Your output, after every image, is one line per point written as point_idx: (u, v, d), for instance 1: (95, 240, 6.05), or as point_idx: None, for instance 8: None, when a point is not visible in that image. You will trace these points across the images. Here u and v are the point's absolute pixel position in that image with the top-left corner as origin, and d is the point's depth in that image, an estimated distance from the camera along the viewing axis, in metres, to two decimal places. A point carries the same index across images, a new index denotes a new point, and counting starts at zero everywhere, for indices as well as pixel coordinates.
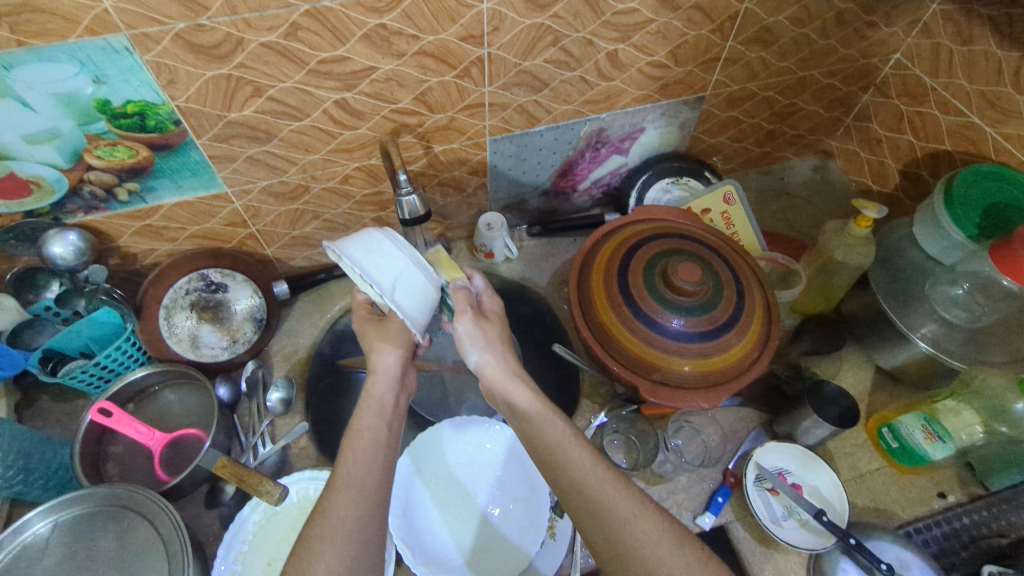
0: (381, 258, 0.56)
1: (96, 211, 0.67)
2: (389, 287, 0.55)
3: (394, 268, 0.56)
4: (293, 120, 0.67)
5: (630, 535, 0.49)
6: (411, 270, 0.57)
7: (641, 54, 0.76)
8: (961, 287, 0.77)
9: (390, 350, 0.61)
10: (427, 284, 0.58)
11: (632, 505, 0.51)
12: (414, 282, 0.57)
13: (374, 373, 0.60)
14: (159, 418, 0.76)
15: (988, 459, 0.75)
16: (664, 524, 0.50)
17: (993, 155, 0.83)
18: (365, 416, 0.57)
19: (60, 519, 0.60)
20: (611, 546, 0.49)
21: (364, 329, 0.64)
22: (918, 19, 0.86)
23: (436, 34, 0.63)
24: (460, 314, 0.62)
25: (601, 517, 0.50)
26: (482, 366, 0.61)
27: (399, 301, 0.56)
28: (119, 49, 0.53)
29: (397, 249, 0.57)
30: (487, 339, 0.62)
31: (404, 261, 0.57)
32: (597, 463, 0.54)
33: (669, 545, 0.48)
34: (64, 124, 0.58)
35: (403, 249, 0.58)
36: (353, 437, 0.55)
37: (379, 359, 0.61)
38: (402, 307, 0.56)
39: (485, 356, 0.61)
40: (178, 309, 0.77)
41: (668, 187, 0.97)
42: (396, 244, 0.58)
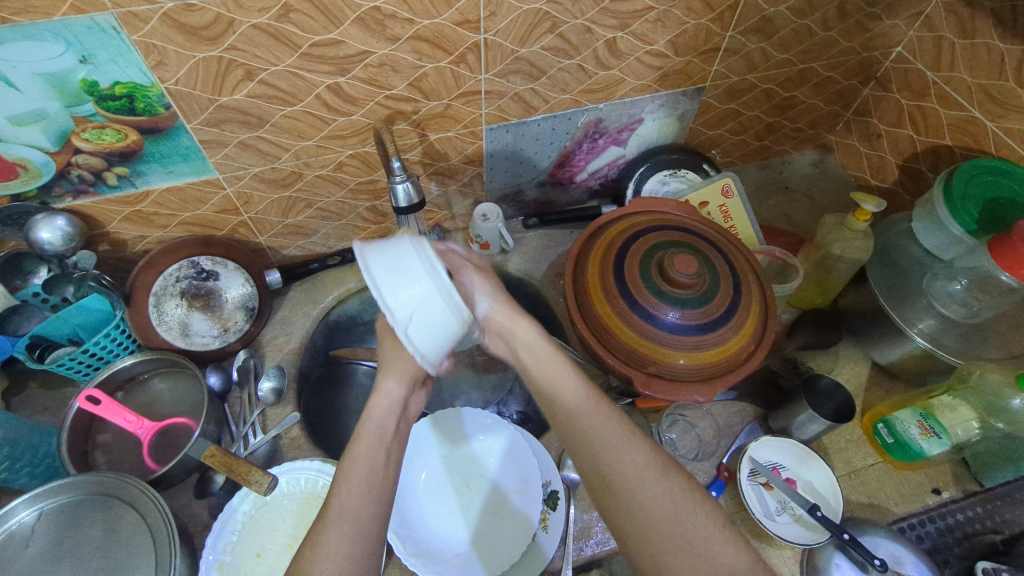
0: (405, 284, 0.49)
1: (84, 196, 0.66)
2: (402, 316, 0.49)
3: (414, 298, 0.49)
4: (285, 105, 0.66)
5: (617, 466, 0.51)
6: (433, 301, 0.49)
7: (640, 42, 0.75)
8: (959, 283, 0.77)
9: (393, 377, 0.59)
10: (451, 320, 0.50)
11: (621, 434, 0.53)
12: (434, 316, 0.49)
13: (375, 395, 0.58)
14: (149, 406, 0.76)
15: (984, 455, 0.74)
16: (651, 456, 0.52)
17: (994, 150, 0.82)
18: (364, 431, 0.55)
19: (45, 508, 0.60)
20: (600, 474, 0.52)
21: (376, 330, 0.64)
22: (919, 12, 0.85)
23: (431, 18, 0.62)
24: (462, 269, 0.60)
25: (591, 448, 0.53)
26: (492, 312, 0.60)
27: (409, 334, 0.49)
28: (106, 27, 0.52)
29: (422, 274, 0.49)
30: (494, 287, 0.61)
31: (428, 289, 0.49)
32: (585, 391, 0.56)
33: (656, 475, 0.51)
34: (50, 105, 0.57)
35: (431, 273, 0.50)
36: (352, 457, 0.53)
37: (381, 389, 0.58)
38: (411, 339, 0.50)
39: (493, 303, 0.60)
40: (167, 296, 0.76)
41: (666, 179, 0.95)
42: (424, 267, 0.50)
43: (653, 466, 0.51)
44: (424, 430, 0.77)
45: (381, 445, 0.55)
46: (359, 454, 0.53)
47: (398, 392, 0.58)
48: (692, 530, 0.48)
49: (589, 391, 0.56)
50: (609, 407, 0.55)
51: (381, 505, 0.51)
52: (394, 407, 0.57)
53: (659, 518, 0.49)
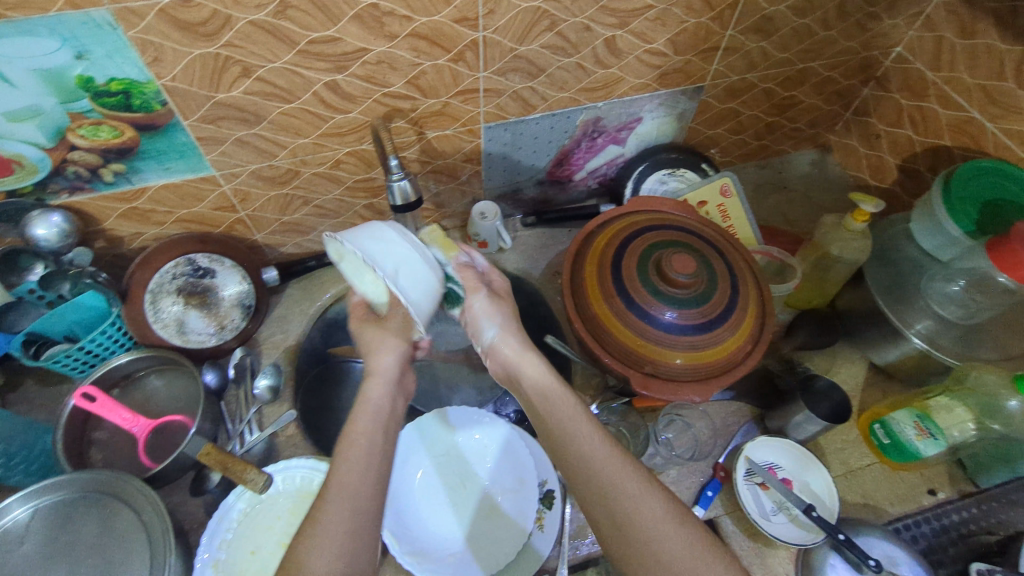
0: (384, 246, 0.57)
1: (80, 192, 0.66)
2: (391, 270, 0.56)
3: (396, 255, 0.57)
4: (283, 102, 0.66)
5: (634, 516, 0.50)
6: (412, 257, 0.59)
7: (639, 41, 0.75)
8: (957, 284, 0.76)
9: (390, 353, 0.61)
10: (429, 273, 0.60)
11: (638, 480, 0.52)
12: (416, 268, 0.58)
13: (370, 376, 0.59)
14: (145, 404, 0.75)
15: (980, 456, 0.75)
16: (667, 504, 0.50)
17: (993, 151, 0.82)
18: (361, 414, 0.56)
19: (40, 505, 0.60)
20: (616, 526, 0.50)
21: (366, 332, 0.64)
22: (920, 12, 0.84)
23: (430, 16, 0.61)
24: (472, 290, 0.66)
25: (609, 501, 0.51)
26: (497, 342, 0.64)
27: (401, 286, 0.56)
28: (102, 23, 0.51)
29: (398, 237, 0.59)
30: (504, 316, 0.66)
31: (406, 248, 0.59)
32: (601, 439, 0.55)
33: (672, 526, 0.49)
34: (46, 101, 0.56)
35: (403, 238, 0.60)
36: (346, 439, 0.53)
37: (379, 360, 0.60)
38: (403, 291, 0.56)
39: (501, 334, 0.64)
40: (164, 294, 0.76)
41: (665, 179, 0.95)
42: (397, 234, 0.60)
43: (670, 515, 0.50)
44: (419, 428, 0.77)
45: (377, 422, 0.56)
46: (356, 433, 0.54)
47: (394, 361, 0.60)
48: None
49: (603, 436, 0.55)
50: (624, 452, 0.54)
51: (379, 483, 0.51)
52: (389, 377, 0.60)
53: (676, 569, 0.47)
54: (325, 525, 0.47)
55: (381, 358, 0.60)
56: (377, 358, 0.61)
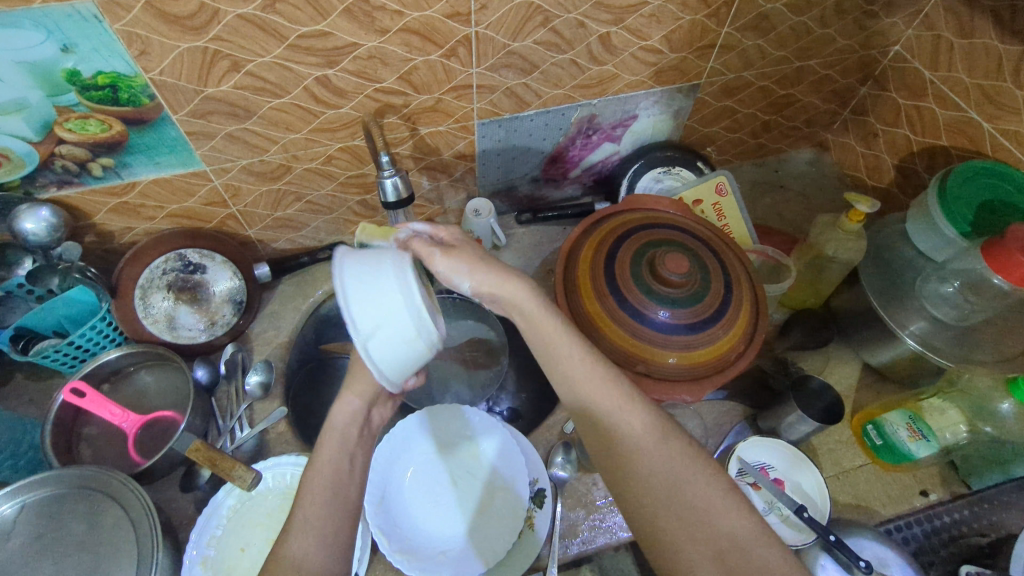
0: (375, 295, 0.49)
1: (69, 186, 0.65)
2: (364, 328, 0.49)
3: (381, 312, 0.49)
4: (272, 97, 0.65)
5: (623, 442, 0.52)
6: (401, 317, 0.49)
7: (635, 37, 0.74)
8: (951, 284, 0.75)
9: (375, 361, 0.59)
10: (413, 343, 0.50)
11: (621, 407, 0.54)
12: (397, 332, 0.49)
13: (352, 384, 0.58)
14: (135, 400, 0.75)
15: (973, 458, 0.74)
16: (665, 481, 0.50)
17: (990, 151, 0.81)
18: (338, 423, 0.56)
19: (27, 501, 0.59)
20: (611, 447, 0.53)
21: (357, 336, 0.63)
22: (919, 11, 0.84)
23: (421, 11, 0.61)
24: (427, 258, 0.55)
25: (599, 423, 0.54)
26: (479, 283, 0.56)
27: (368, 347, 0.49)
28: (87, 16, 0.51)
29: (392, 289, 0.49)
30: (470, 257, 0.57)
31: (398, 305, 0.49)
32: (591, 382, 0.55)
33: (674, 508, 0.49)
34: (32, 94, 0.56)
35: (401, 291, 0.49)
36: (325, 450, 0.54)
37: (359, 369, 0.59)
38: (371, 353, 0.50)
39: (475, 274, 0.56)
40: (154, 289, 0.75)
41: (660, 177, 0.95)
42: (396, 285, 0.49)
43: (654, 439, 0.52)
44: (410, 427, 0.77)
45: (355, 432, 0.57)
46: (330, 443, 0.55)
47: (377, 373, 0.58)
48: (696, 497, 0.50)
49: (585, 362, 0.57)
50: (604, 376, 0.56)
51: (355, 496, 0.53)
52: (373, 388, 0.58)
53: (666, 497, 0.50)
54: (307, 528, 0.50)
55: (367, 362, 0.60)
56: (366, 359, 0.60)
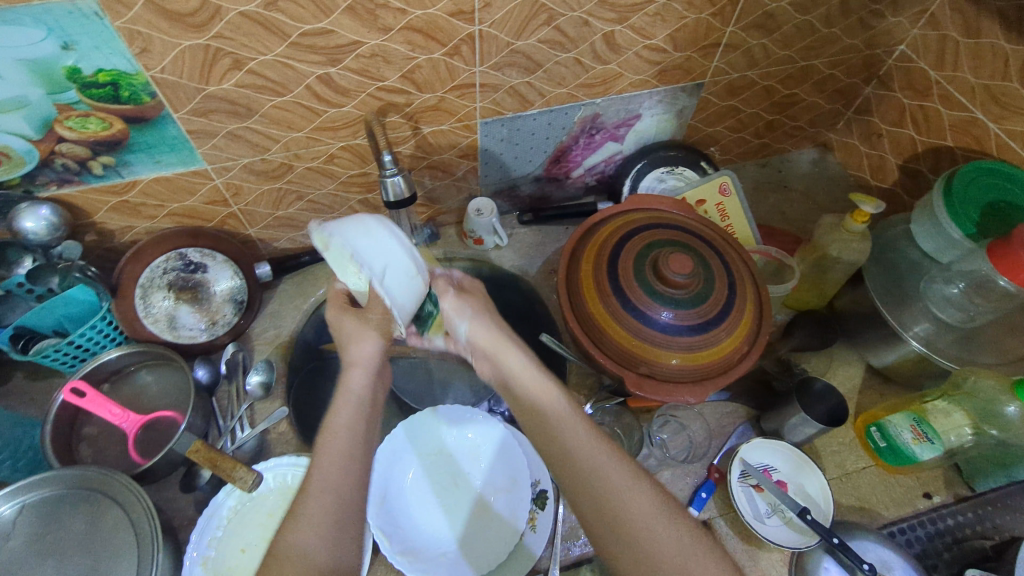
0: (376, 240, 0.54)
1: (69, 184, 0.65)
2: (376, 270, 0.53)
3: (386, 253, 0.54)
4: (274, 95, 0.65)
5: (603, 477, 0.51)
6: (401, 253, 0.54)
7: (639, 36, 0.74)
8: (956, 286, 0.75)
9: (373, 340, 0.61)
10: (416, 278, 0.55)
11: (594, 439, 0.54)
12: (404, 268, 0.54)
13: (352, 364, 0.59)
14: (135, 399, 0.75)
15: (976, 461, 0.74)
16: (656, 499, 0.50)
17: (995, 152, 0.81)
18: (341, 403, 0.56)
19: (26, 502, 0.59)
20: (585, 491, 0.51)
21: (343, 324, 0.63)
22: (925, 10, 0.83)
23: (424, 9, 0.60)
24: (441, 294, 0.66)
25: (576, 465, 0.52)
26: (472, 333, 0.65)
27: (386, 287, 0.53)
28: (88, 13, 0.50)
29: (387, 231, 0.55)
30: (472, 309, 0.66)
31: (396, 244, 0.54)
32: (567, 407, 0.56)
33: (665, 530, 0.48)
34: (32, 92, 0.55)
35: (395, 234, 0.55)
36: (329, 429, 0.54)
37: (355, 348, 0.60)
38: (387, 293, 0.53)
39: (472, 325, 0.65)
40: (154, 289, 0.75)
41: (664, 177, 0.94)
42: (388, 228, 0.55)
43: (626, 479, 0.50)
44: (410, 427, 0.76)
45: (360, 413, 0.56)
46: (336, 420, 0.54)
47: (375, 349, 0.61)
48: (676, 547, 0.47)
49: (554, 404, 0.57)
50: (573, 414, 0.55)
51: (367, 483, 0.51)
52: (371, 366, 0.60)
53: (649, 539, 0.47)
54: (308, 515, 0.47)
55: (362, 343, 0.61)
56: (357, 347, 0.61)
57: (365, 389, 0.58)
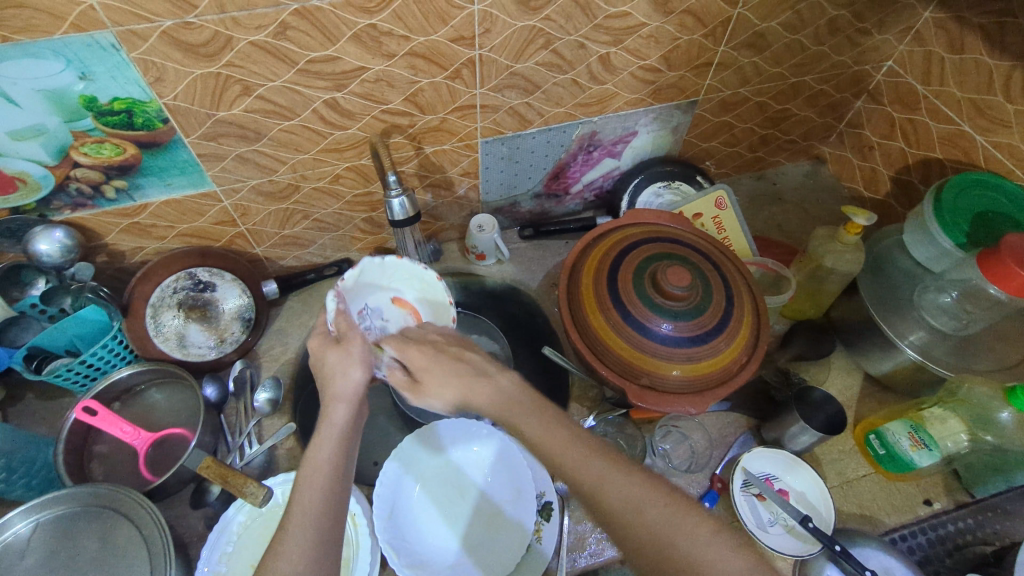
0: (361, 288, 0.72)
1: (83, 208, 0.67)
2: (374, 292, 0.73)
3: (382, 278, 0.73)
4: (283, 120, 0.67)
5: (608, 494, 0.49)
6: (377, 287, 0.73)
7: (633, 57, 0.76)
8: (949, 295, 0.77)
9: (356, 368, 0.59)
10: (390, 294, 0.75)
11: (591, 452, 0.51)
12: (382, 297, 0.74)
13: (336, 397, 0.57)
14: (144, 417, 0.76)
15: (975, 467, 0.75)
16: None
17: (983, 163, 0.83)
18: (323, 435, 0.55)
19: (41, 519, 0.60)
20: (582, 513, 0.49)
21: (323, 355, 0.61)
22: (910, 27, 0.86)
23: (426, 35, 0.63)
24: (350, 339, 0.61)
25: (577, 483, 0.50)
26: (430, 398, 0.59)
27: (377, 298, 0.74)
28: (106, 45, 0.52)
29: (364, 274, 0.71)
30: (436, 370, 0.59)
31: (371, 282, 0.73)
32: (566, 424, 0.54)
33: None
34: (50, 120, 0.57)
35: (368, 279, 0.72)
36: (310, 463, 0.53)
37: (339, 379, 0.58)
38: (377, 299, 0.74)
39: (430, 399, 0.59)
40: (165, 307, 0.77)
41: (660, 192, 0.97)
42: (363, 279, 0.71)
43: (605, 485, 0.49)
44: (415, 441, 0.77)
45: (342, 447, 0.55)
46: (318, 451, 0.53)
47: (360, 380, 0.58)
48: None
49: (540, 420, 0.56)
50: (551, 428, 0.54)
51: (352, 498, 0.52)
52: (354, 398, 0.58)
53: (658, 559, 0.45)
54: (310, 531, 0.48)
55: (349, 371, 0.59)
56: (342, 376, 0.59)
57: (350, 420, 0.57)
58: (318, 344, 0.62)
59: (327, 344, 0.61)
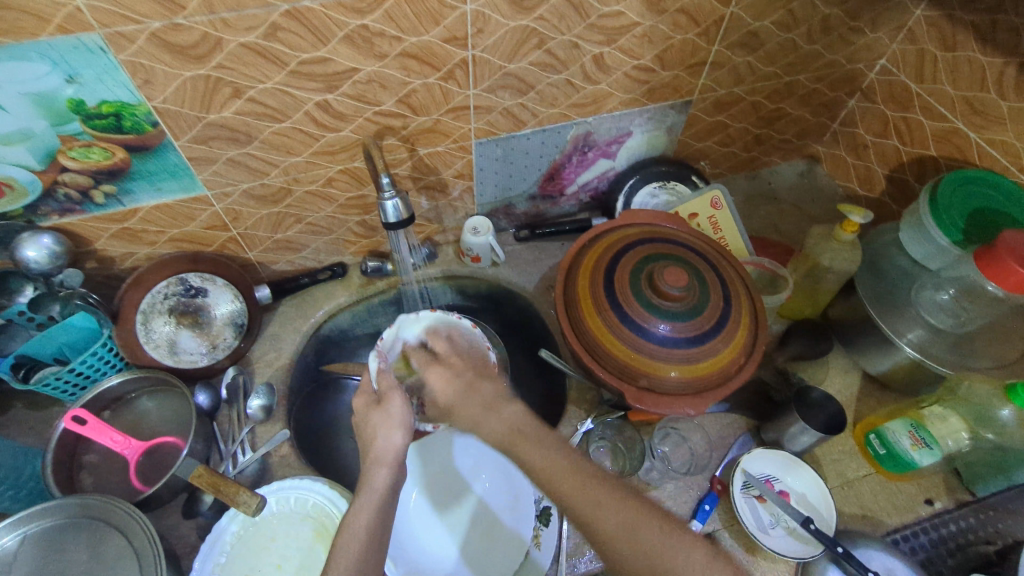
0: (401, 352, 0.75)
1: (71, 214, 0.66)
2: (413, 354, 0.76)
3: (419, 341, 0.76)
4: (274, 122, 0.66)
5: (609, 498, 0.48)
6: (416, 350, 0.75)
7: (627, 57, 0.76)
8: (947, 292, 0.78)
9: (398, 430, 0.58)
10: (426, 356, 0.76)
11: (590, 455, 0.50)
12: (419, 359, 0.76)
13: (376, 461, 0.56)
14: (135, 426, 0.74)
15: (976, 465, 0.75)
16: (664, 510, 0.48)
17: (978, 160, 0.83)
18: (362, 500, 0.54)
19: (28, 532, 0.59)
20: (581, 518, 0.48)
21: (367, 418, 0.60)
22: (902, 25, 0.86)
23: (419, 36, 0.62)
24: (389, 397, 0.61)
25: (578, 488, 0.49)
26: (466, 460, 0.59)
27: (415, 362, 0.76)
28: (93, 48, 0.52)
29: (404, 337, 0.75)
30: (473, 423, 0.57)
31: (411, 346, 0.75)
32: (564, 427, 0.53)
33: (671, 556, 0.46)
34: (37, 124, 0.56)
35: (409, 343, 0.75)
36: (347, 531, 0.51)
37: (379, 442, 0.58)
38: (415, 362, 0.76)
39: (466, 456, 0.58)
40: (156, 314, 0.76)
41: (656, 192, 0.95)
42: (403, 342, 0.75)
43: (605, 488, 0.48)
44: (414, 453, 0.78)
45: (380, 512, 0.53)
46: (356, 519, 0.52)
47: (401, 442, 0.58)
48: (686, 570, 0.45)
49: (536, 422, 0.55)
50: (547, 431, 0.54)
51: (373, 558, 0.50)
52: (394, 460, 0.56)
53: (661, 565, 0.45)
54: None
55: (388, 433, 0.58)
56: (383, 438, 0.58)
57: (390, 484, 0.55)
58: (362, 404, 0.62)
59: (370, 405, 0.61)
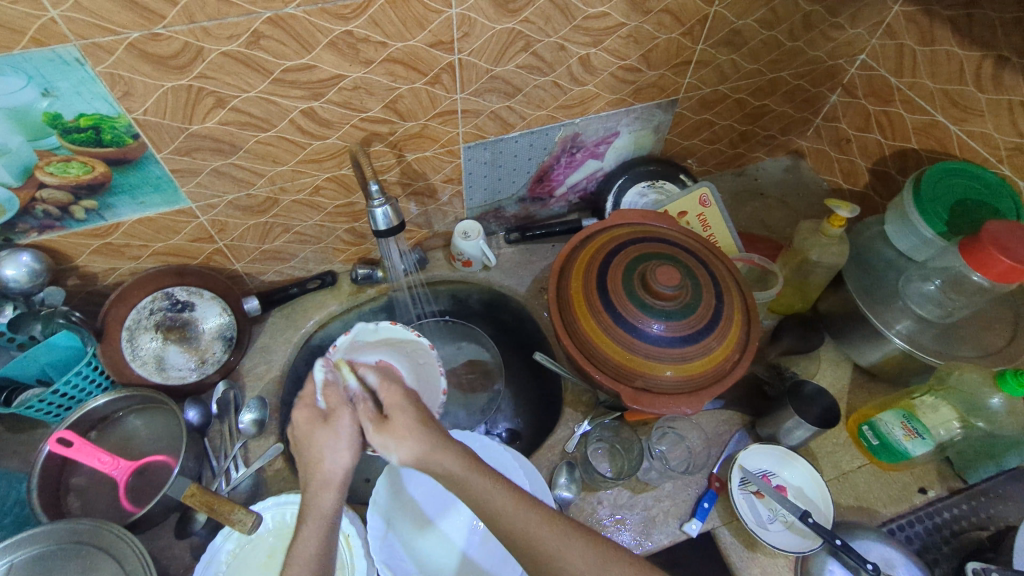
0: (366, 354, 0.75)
1: (50, 230, 0.64)
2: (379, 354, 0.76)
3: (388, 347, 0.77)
4: (258, 131, 0.65)
5: None
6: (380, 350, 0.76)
7: (613, 58, 0.76)
8: (933, 283, 0.77)
9: (345, 450, 0.55)
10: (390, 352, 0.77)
11: None
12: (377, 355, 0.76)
13: (322, 485, 0.53)
14: (124, 446, 0.73)
15: (966, 453, 0.76)
16: None
17: (958, 152, 0.85)
18: (310, 528, 0.52)
19: (15, 561, 0.57)
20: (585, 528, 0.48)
21: (310, 435, 0.55)
22: (881, 21, 0.87)
23: (404, 41, 0.62)
24: (336, 413, 0.56)
25: None
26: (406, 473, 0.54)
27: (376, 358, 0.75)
28: (69, 59, 0.50)
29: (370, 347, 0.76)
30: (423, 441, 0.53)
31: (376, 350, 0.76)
32: None
33: None
34: (12, 140, 0.54)
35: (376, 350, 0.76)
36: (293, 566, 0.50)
37: (325, 465, 0.54)
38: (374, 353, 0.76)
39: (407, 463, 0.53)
40: (141, 330, 0.74)
41: (645, 191, 0.96)
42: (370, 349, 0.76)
43: None
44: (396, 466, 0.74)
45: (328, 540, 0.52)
46: (302, 550, 0.51)
47: (347, 464, 0.54)
48: None
49: None
50: None
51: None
52: (341, 483, 0.54)
53: None
54: None
55: (338, 457, 0.54)
56: (331, 459, 0.54)
57: (337, 509, 0.54)
58: (305, 418, 0.56)
59: (315, 423, 0.55)
